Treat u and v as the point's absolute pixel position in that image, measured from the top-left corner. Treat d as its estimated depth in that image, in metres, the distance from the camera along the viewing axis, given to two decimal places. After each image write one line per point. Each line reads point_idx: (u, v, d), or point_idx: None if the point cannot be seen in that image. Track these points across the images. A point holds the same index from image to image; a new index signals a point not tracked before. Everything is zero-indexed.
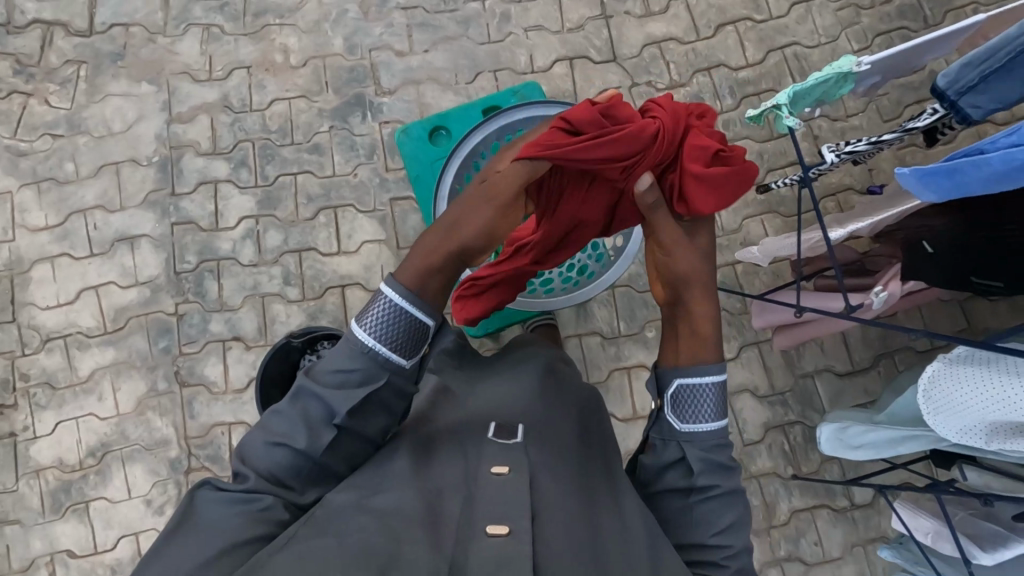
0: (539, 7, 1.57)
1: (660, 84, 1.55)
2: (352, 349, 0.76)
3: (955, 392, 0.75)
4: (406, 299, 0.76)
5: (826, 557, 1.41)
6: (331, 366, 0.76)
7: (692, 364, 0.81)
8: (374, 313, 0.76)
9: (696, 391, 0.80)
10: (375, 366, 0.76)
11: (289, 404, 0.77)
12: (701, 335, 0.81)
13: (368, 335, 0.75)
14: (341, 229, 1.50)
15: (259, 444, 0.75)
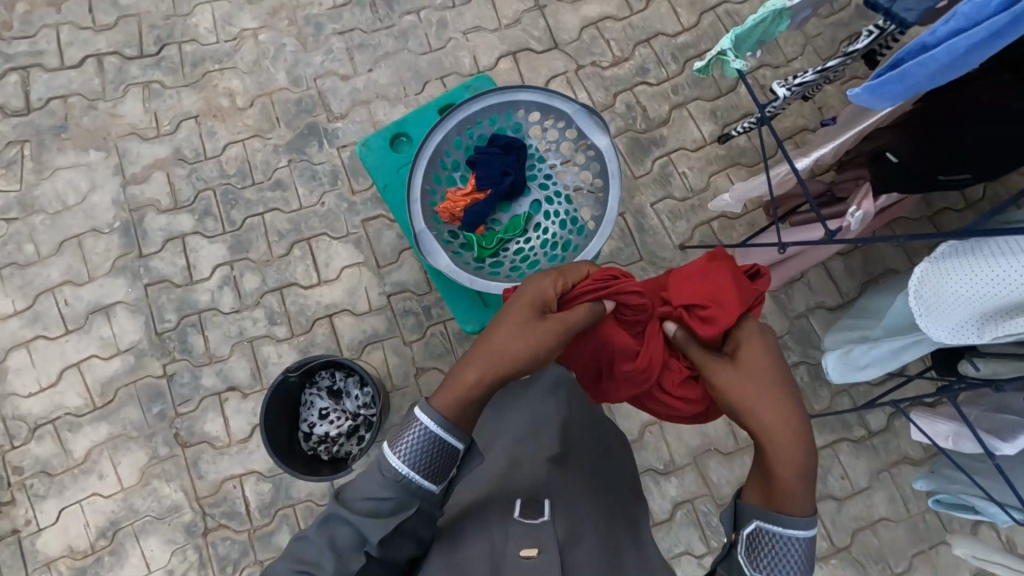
0: (472, 9, 1.59)
1: (604, 62, 1.57)
2: (386, 477, 0.75)
3: (943, 286, 0.75)
4: (440, 428, 0.74)
5: (854, 488, 1.42)
6: (365, 490, 0.75)
7: (780, 513, 0.74)
8: (408, 442, 0.75)
9: (778, 539, 0.74)
10: (406, 494, 0.74)
11: (319, 535, 0.75)
12: (784, 484, 0.74)
13: (401, 463, 0.74)
14: (318, 258, 1.49)
15: (289, 574, 0.74)
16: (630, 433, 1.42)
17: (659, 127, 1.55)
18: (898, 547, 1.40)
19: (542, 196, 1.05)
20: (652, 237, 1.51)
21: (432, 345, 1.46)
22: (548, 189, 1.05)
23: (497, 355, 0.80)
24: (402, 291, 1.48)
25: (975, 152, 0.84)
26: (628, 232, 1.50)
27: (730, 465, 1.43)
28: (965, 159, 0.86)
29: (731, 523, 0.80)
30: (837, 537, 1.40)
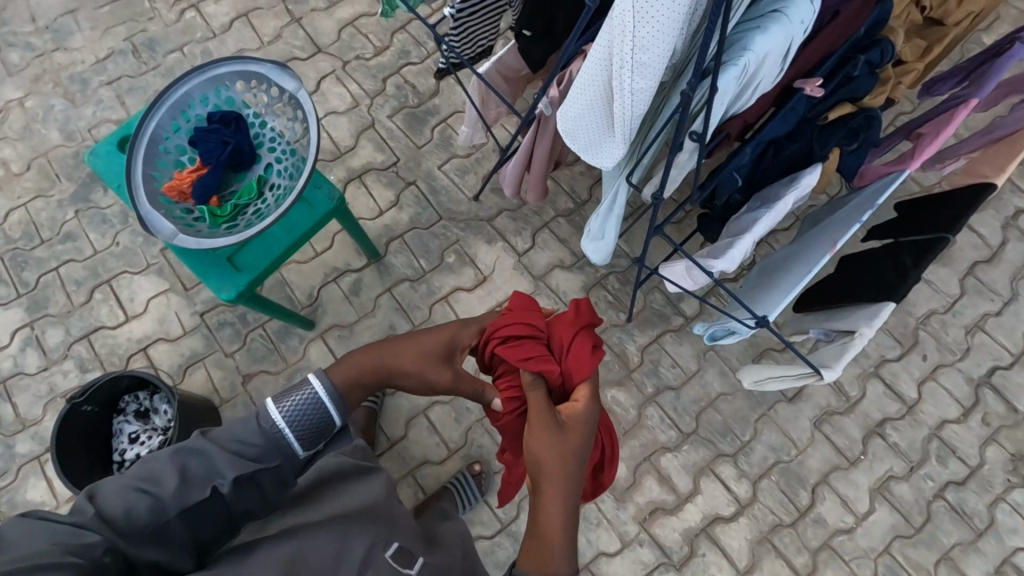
0: (233, 34, 1.67)
1: (368, 54, 1.68)
2: (259, 425, 0.69)
3: (571, 116, 0.84)
4: (328, 396, 0.71)
5: (687, 373, 1.48)
6: (228, 437, 0.68)
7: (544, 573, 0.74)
8: (294, 401, 0.70)
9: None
10: (274, 448, 0.69)
11: (174, 459, 0.66)
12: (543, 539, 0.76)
13: (280, 416, 0.69)
14: (121, 296, 1.47)
15: (121, 489, 0.63)
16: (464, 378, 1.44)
17: (430, 98, 1.65)
18: (740, 417, 1.46)
19: (273, 158, 1.11)
20: (447, 197, 1.58)
21: (254, 349, 1.45)
22: (276, 150, 1.11)
23: (402, 364, 0.84)
24: (214, 306, 1.48)
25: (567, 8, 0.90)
26: (422, 197, 1.57)
27: None
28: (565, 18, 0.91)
29: None
30: (683, 422, 1.45)
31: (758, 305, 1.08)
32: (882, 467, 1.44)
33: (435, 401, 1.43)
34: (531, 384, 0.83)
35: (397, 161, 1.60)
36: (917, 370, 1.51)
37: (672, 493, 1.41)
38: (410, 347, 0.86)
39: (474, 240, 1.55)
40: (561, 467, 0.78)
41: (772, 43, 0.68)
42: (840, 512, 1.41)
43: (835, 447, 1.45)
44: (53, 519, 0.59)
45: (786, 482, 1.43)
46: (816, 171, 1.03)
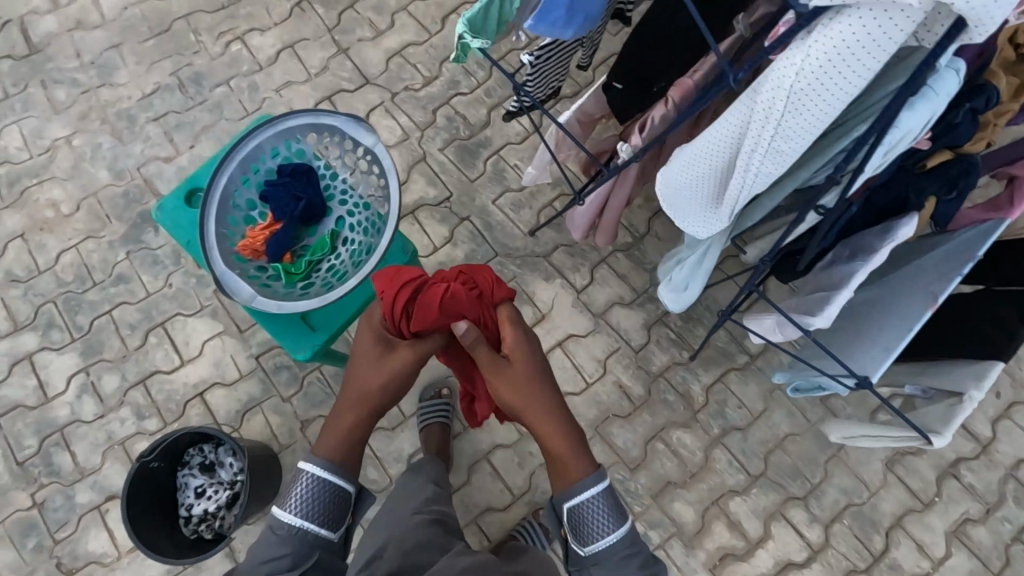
0: (279, 67, 1.64)
1: (417, 85, 1.64)
2: (281, 533, 0.80)
3: (677, 181, 0.80)
4: (326, 471, 0.83)
5: (753, 414, 1.45)
6: (266, 556, 0.79)
7: (569, 486, 0.85)
8: (296, 496, 0.82)
9: (589, 509, 0.84)
10: (304, 545, 0.80)
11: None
12: (554, 458, 0.86)
13: (294, 516, 0.80)
14: (176, 340, 1.45)
15: None
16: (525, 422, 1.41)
17: (482, 130, 1.61)
18: (809, 459, 1.43)
19: (344, 211, 1.08)
20: (502, 232, 1.55)
21: (312, 392, 1.43)
22: (348, 203, 1.08)
23: (365, 382, 0.87)
24: (270, 349, 1.45)
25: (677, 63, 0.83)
26: (477, 233, 1.54)
27: (633, 426, 1.43)
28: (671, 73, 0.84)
29: (556, 522, 0.89)
30: (751, 465, 1.42)
31: (850, 359, 1.03)
32: (958, 510, 1.40)
33: (497, 445, 1.41)
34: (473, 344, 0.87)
35: (449, 196, 1.57)
36: (991, 409, 1.46)
37: (742, 539, 1.38)
38: (353, 377, 0.88)
39: (531, 277, 1.52)
40: (533, 391, 0.86)
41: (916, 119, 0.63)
42: (916, 558, 1.37)
43: (909, 490, 1.41)
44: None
45: (859, 526, 1.39)
46: (913, 221, 0.97)
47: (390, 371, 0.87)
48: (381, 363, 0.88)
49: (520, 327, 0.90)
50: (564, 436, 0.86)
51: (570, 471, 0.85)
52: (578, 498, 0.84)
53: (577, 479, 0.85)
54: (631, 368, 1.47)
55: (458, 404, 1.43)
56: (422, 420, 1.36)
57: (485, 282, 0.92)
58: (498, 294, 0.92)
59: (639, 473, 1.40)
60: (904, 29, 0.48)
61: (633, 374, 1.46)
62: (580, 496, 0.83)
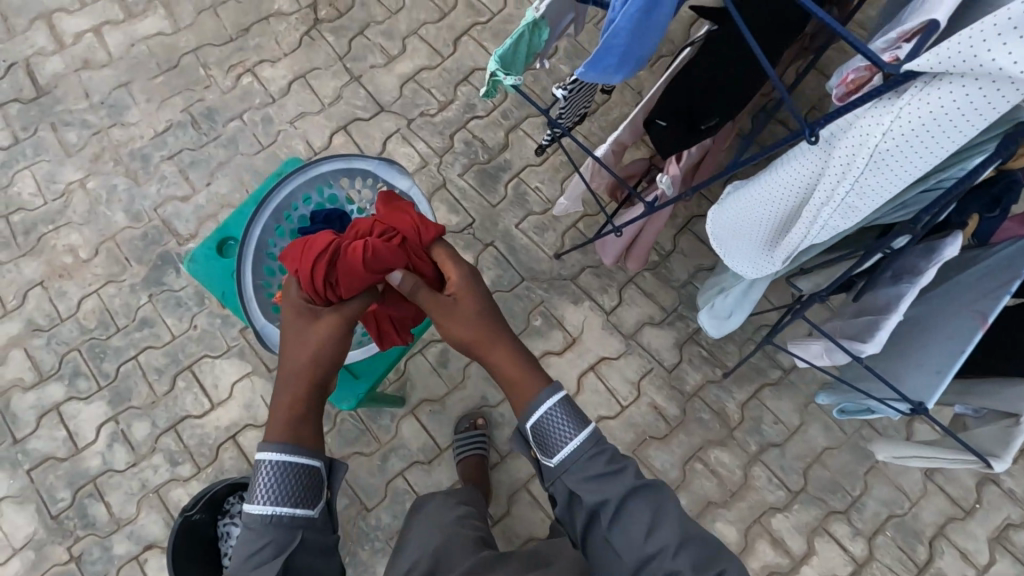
0: (292, 98, 1.62)
1: (432, 110, 1.62)
2: (255, 529, 0.69)
3: (732, 223, 0.80)
4: (282, 454, 0.72)
5: (790, 429, 1.44)
6: (243, 556, 0.68)
7: (527, 410, 0.76)
8: (261, 484, 0.70)
9: (549, 418, 0.74)
10: (284, 531, 0.69)
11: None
12: (514, 386, 0.80)
13: (264, 505, 0.69)
14: (205, 383, 1.43)
15: None
16: None
17: (501, 153, 1.60)
18: (849, 471, 1.42)
19: None
20: (527, 256, 1.53)
21: (345, 430, 1.41)
22: None
23: (300, 351, 0.81)
24: None
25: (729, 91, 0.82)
26: (502, 258, 1.53)
27: (670, 448, 1.42)
28: (723, 103, 0.83)
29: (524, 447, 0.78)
30: (791, 481, 1.41)
31: (899, 382, 1.03)
32: (1000, 516, 1.40)
33: (535, 473, 1.40)
34: (414, 289, 0.85)
35: (472, 222, 1.55)
36: None
37: (786, 556, 1.37)
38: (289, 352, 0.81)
39: (559, 300, 1.50)
40: (475, 325, 0.83)
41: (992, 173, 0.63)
42: (961, 566, 1.37)
43: (950, 498, 1.41)
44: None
45: (902, 537, 1.39)
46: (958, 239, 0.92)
47: (327, 333, 0.81)
48: (315, 328, 0.82)
49: (452, 263, 0.88)
50: (518, 359, 0.82)
51: (528, 389, 0.78)
52: (539, 412, 0.75)
53: (532, 396, 0.77)
54: (664, 388, 1.46)
55: (493, 434, 1.42)
56: (459, 454, 1.35)
57: (409, 226, 0.88)
58: (426, 235, 0.88)
59: (679, 495, 1.40)
60: (1010, 100, 0.47)
61: (667, 395, 1.45)
62: (539, 409, 0.74)
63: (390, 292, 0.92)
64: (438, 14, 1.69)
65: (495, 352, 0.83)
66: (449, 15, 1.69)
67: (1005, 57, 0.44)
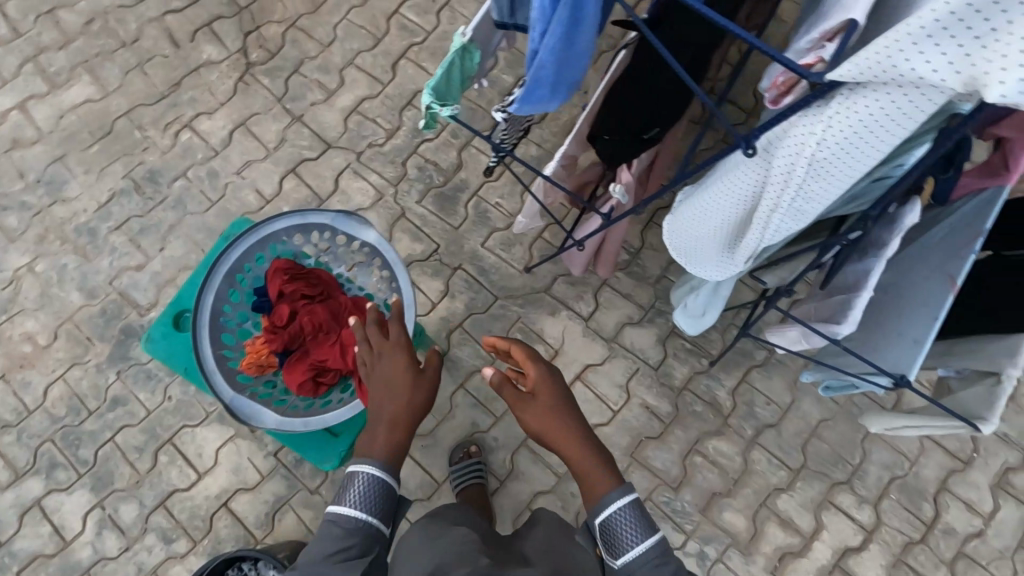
0: (236, 148, 1.58)
1: (380, 140, 1.59)
2: (343, 527, 0.76)
3: (686, 233, 0.79)
4: (377, 471, 0.79)
5: (783, 408, 1.44)
6: (323, 552, 0.75)
7: (600, 503, 0.84)
8: (355, 491, 0.79)
9: (619, 519, 0.82)
10: (365, 532, 0.77)
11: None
12: (581, 472, 0.86)
13: (353, 507, 0.78)
14: (188, 454, 1.39)
15: None
16: (562, 463, 1.39)
17: (456, 173, 1.57)
18: (846, 441, 1.42)
19: None
20: (498, 274, 1.51)
21: (339, 479, 1.38)
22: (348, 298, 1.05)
23: (397, 396, 0.84)
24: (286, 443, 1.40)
25: (668, 96, 0.81)
26: (472, 280, 1.50)
27: (667, 445, 1.41)
28: (667, 111, 0.83)
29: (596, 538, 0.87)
30: (791, 459, 1.41)
31: (880, 356, 1.02)
32: (998, 461, 1.41)
33: (537, 492, 1.38)
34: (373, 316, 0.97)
35: (437, 247, 1.52)
36: None
37: (797, 535, 1.37)
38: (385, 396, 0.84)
39: (537, 313, 1.48)
40: (552, 422, 0.87)
41: None
42: (967, 517, 1.38)
43: (947, 452, 1.42)
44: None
45: (907, 498, 1.39)
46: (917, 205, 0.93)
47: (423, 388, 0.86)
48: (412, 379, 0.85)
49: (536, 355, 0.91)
50: (593, 450, 0.87)
51: (598, 488, 0.84)
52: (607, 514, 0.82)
53: (602, 493, 0.84)
54: (654, 387, 1.45)
55: (489, 459, 1.40)
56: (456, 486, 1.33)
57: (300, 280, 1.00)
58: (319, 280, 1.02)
59: (683, 491, 1.39)
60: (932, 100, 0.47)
61: (658, 393, 1.44)
62: (610, 510, 0.82)
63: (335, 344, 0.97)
64: (373, 41, 1.66)
65: (568, 445, 0.87)
66: (384, 41, 1.66)
67: (921, 60, 0.44)
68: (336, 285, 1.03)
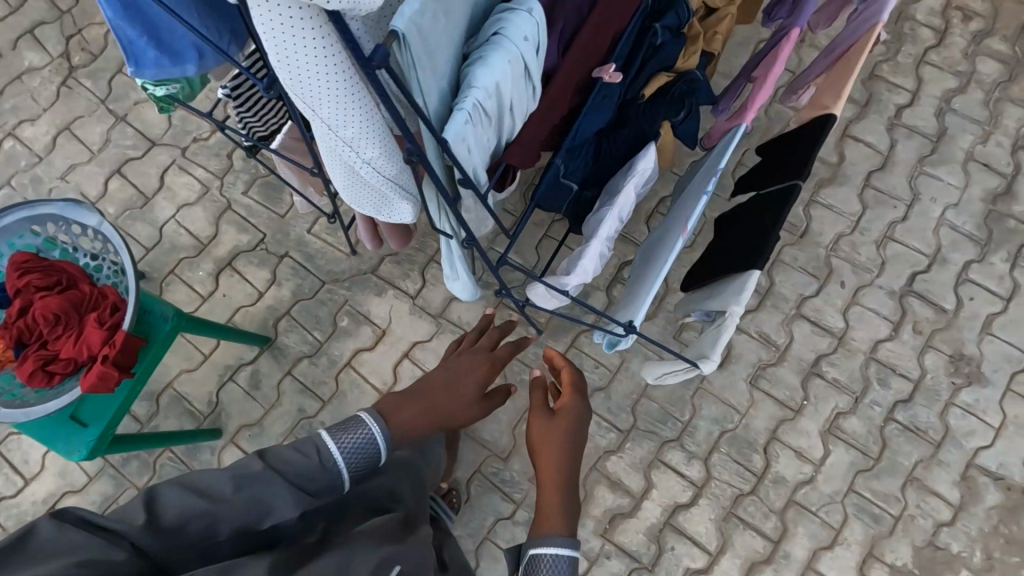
0: (60, 152, 1.57)
1: (204, 134, 1.58)
2: (320, 460, 0.78)
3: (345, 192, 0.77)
4: (383, 434, 0.85)
5: (612, 370, 1.43)
6: (285, 465, 0.76)
7: (535, 536, 0.85)
8: (354, 438, 0.82)
9: (545, 560, 0.82)
10: (331, 475, 0.79)
11: (235, 482, 0.72)
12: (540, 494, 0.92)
13: (340, 450, 0.80)
14: (15, 461, 1.39)
15: (179, 505, 0.68)
16: None
17: None
18: (675, 399, 1.41)
19: None
20: (324, 258, 1.50)
21: (165, 475, 1.38)
22: None
23: (454, 387, 1.03)
24: None
25: None
26: (298, 266, 1.49)
27: (496, 416, 1.40)
28: None
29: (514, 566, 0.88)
30: (620, 420, 1.40)
31: (632, 306, 1.01)
32: (828, 407, 1.40)
33: None
34: (115, 307, 0.97)
35: (263, 237, 1.51)
36: (839, 298, 1.46)
37: (626, 496, 1.37)
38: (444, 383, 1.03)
39: (363, 295, 1.48)
40: (552, 451, 0.97)
41: (496, 74, 0.60)
42: (797, 465, 1.37)
43: (777, 401, 1.41)
44: (86, 526, 0.62)
45: (736, 450, 1.38)
46: (649, 152, 0.97)
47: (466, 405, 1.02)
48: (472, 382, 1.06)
49: (578, 402, 1.04)
50: (567, 483, 0.93)
51: (547, 524, 0.86)
52: (543, 550, 0.82)
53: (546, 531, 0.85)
54: None
55: None
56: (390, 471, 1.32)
57: (43, 270, 0.99)
58: (65, 268, 1.00)
59: (513, 461, 1.38)
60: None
61: None
62: (545, 549, 0.82)
63: (73, 336, 0.96)
64: None
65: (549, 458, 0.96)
66: None
67: None
68: (82, 272, 1.01)
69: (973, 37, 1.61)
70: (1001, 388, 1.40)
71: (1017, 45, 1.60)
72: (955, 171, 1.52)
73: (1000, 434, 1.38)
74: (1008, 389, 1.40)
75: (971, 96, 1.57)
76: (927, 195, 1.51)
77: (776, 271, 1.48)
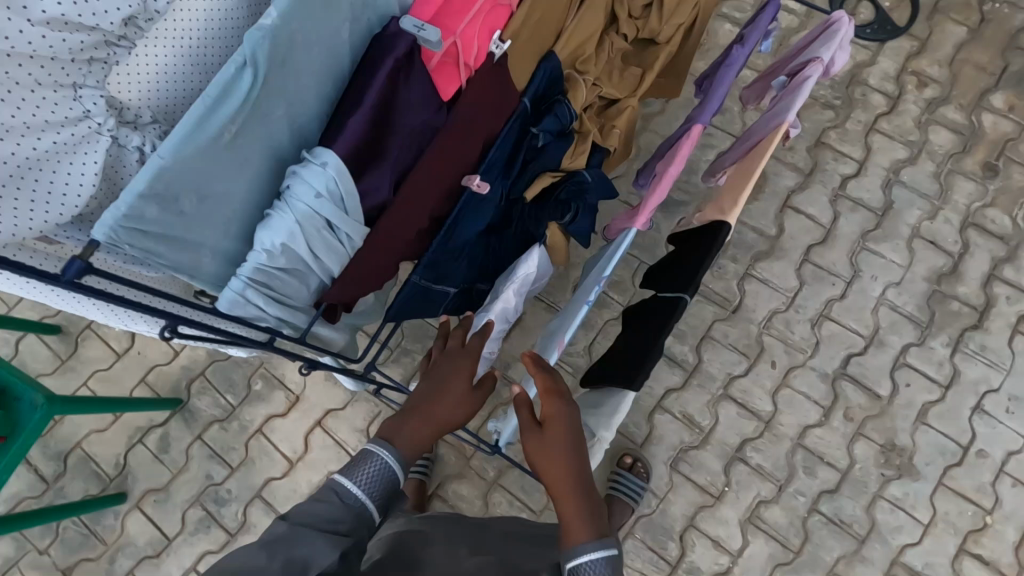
0: None
1: None
2: (343, 502, 0.71)
3: None
4: (391, 459, 0.76)
5: None
6: (315, 517, 0.69)
7: (571, 546, 0.73)
8: (365, 472, 0.74)
9: (586, 569, 0.71)
10: (357, 511, 0.71)
11: (269, 550, 0.64)
12: (562, 505, 0.76)
13: (358, 488, 0.73)
14: None
15: None
16: None
17: None
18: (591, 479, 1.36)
19: None
20: None
21: (68, 538, 1.36)
22: None
23: (443, 396, 0.82)
24: (19, 503, 1.38)
25: None
26: None
27: None
28: None
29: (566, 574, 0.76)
30: (534, 500, 1.33)
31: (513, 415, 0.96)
32: (750, 495, 1.35)
33: None
34: None
35: None
36: (768, 380, 1.40)
37: None
38: (429, 388, 0.83)
39: (278, 359, 1.44)
40: (561, 461, 0.78)
41: (279, 236, 0.58)
42: (713, 556, 1.32)
43: (697, 487, 1.36)
44: None
45: (652, 536, 1.34)
46: (532, 257, 0.92)
47: (462, 413, 0.83)
48: (461, 386, 0.83)
49: (567, 392, 0.84)
50: (587, 480, 0.78)
51: (572, 533, 0.74)
52: (578, 562, 0.72)
53: (576, 542, 0.73)
54: None
55: (221, 511, 1.36)
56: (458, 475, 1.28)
57: None
58: None
59: None
60: None
61: None
62: (581, 560, 0.71)
63: None
64: None
65: (557, 459, 0.78)
66: None
67: None
68: None
69: (927, 104, 1.54)
70: (933, 482, 1.34)
71: (974, 114, 1.53)
72: (900, 248, 1.46)
73: (929, 531, 1.32)
74: (940, 483, 1.34)
75: (921, 167, 1.50)
76: (868, 273, 1.45)
77: (704, 348, 1.42)
